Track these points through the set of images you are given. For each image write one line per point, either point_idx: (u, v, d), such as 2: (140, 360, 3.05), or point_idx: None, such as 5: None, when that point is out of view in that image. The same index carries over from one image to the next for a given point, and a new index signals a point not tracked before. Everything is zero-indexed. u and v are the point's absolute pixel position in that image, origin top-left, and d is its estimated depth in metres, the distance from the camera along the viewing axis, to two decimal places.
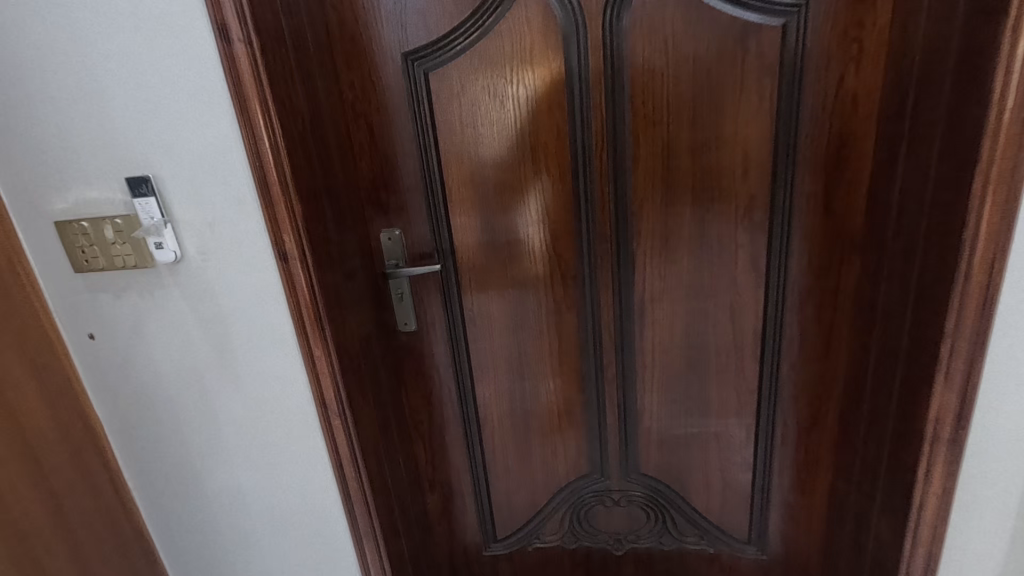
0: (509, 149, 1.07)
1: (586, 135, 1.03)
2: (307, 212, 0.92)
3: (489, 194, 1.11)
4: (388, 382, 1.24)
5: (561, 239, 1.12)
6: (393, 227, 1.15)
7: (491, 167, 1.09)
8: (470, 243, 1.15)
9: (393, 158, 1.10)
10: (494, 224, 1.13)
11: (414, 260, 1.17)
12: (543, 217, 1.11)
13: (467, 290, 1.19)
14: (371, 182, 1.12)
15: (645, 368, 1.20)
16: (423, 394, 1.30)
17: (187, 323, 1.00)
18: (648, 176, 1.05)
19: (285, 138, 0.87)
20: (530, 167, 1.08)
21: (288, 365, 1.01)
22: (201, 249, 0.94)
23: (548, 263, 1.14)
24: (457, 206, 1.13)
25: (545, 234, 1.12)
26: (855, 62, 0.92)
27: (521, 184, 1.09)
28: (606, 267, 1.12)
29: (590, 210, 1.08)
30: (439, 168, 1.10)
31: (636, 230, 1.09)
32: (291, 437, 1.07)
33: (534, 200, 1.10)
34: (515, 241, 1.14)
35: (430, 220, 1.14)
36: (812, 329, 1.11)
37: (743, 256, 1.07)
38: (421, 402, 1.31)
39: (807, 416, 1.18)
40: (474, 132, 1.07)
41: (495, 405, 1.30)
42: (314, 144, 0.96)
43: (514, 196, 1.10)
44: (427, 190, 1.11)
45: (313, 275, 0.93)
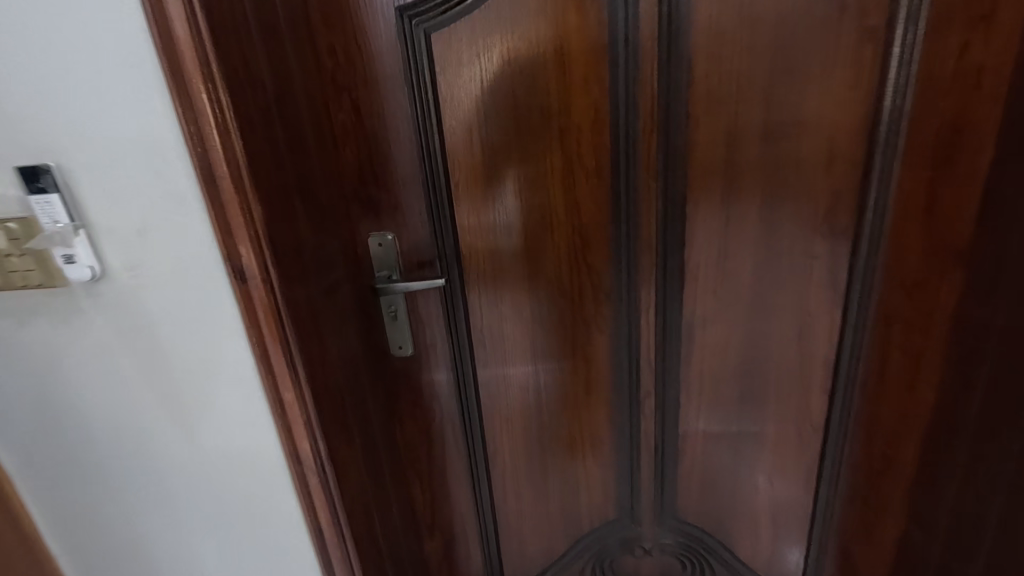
0: (532, 135, 0.86)
1: (631, 117, 0.82)
2: (273, 215, 0.69)
3: (505, 189, 0.89)
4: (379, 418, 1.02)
5: (594, 247, 0.91)
6: (385, 231, 0.92)
7: (509, 156, 0.87)
8: (481, 250, 0.93)
9: (384, 144, 0.87)
10: (510, 227, 0.91)
11: (411, 270, 0.95)
12: (573, 220, 0.90)
13: (477, 307, 0.98)
14: (357, 175, 0.89)
15: (689, 401, 1.01)
16: (421, 429, 1.09)
17: (115, 357, 0.76)
18: (708, 170, 0.84)
19: (238, 116, 0.64)
20: (559, 157, 0.86)
21: (251, 409, 0.79)
22: (128, 263, 0.71)
23: (577, 276, 0.93)
24: (466, 205, 0.91)
25: (574, 241, 0.91)
26: (985, 22, 0.70)
27: (547, 178, 0.88)
28: (648, 282, 0.91)
29: (631, 211, 0.87)
30: (443, 157, 0.87)
31: (687, 235, 0.88)
32: (256, 495, 0.85)
33: (562, 199, 0.89)
34: (537, 248, 0.92)
35: (431, 221, 0.91)
36: (896, 357, 0.91)
37: (819, 270, 0.87)
38: (417, 438, 1.10)
39: (880, 457, 0.99)
40: (489, 112, 0.85)
41: (507, 441, 1.09)
42: (280, 123, 0.73)
43: (536, 191, 0.89)
44: (428, 185, 0.89)
45: (281, 299, 0.71)
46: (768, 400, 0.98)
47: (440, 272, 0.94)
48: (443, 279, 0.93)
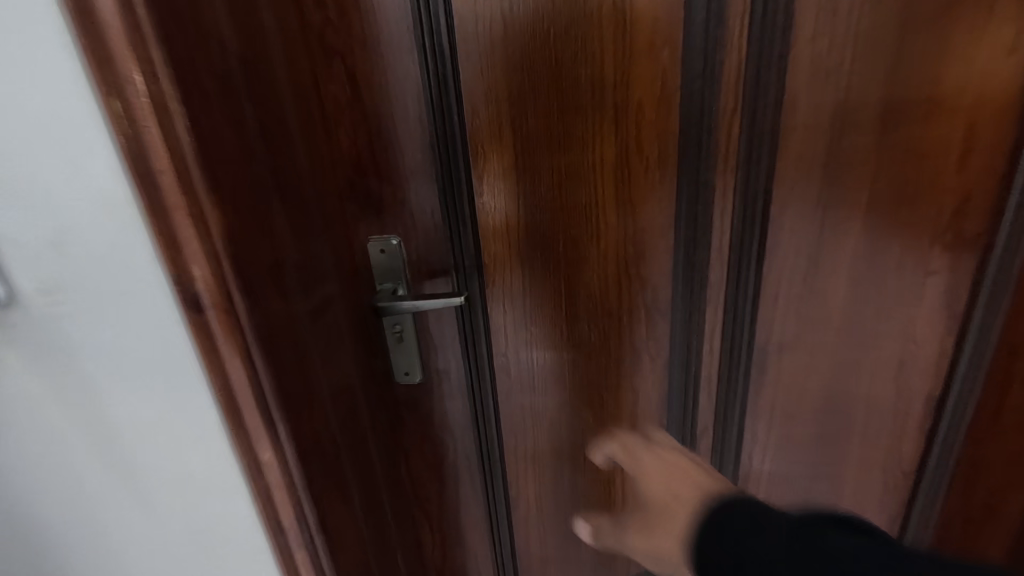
0: (577, 113, 0.67)
1: (712, 92, 0.63)
2: (238, 221, 0.50)
3: (542, 182, 0.71)
4: (382, 457, 0.85)
5: (647, 254, 0.73)
6: (389, 234, 0.74)
7: (545, 141, 0.69)
8: (507, 257, 0.76)
9: (388, 124, 0.68)
10: (544, 229, 0.74)
11: (421, 282, 0.77)
12: (624, 222, 0.72)
13: (501, 325, 0.80)
14: (354, 163, 0.70)
15: (755, 440, 0.84)
16: (431, 465, 0.92)
17: (37, 402, 0.59)
18: (803, 162, 0.66)
19: (180, 81, 0.44)
20: (609, 143, 0.68)
21: (215, 468, 0.61)
22: (43, 285, 0.52)
23: (623, 288, 0.76)
24: (490, 203, 0.73)
25: (624, 248, 0.73)
26: None
27: (592, 169, 0.70)
28: (715, 299, 0.74)
29: (698, 211, 0.70)
30: (463, 141, 0.69)
31: (767, 241, 0.70)
32: (226, 566, 0.68)
33: (611, 195, 0.71)
34: (577, 257, 0.75)
35: (447, 222, 0.73)
36: (1015, 394, 0.74)
37: (934, 288, 0.70)
38: (427, 475, 0.93)
39: (978, 507, 0.82)
40: (523, 84, 0.66)
41: (534, 479, 0.93)
42: (248, 94, 0.53)
43: (581, 186, 0.71)
44: (445, 177, 0.70)
45: (252, 334, 0.53)
46: (852, 439, 0.82)
47: (456, 283, 0.77)
48: (462, 296, 0.75)
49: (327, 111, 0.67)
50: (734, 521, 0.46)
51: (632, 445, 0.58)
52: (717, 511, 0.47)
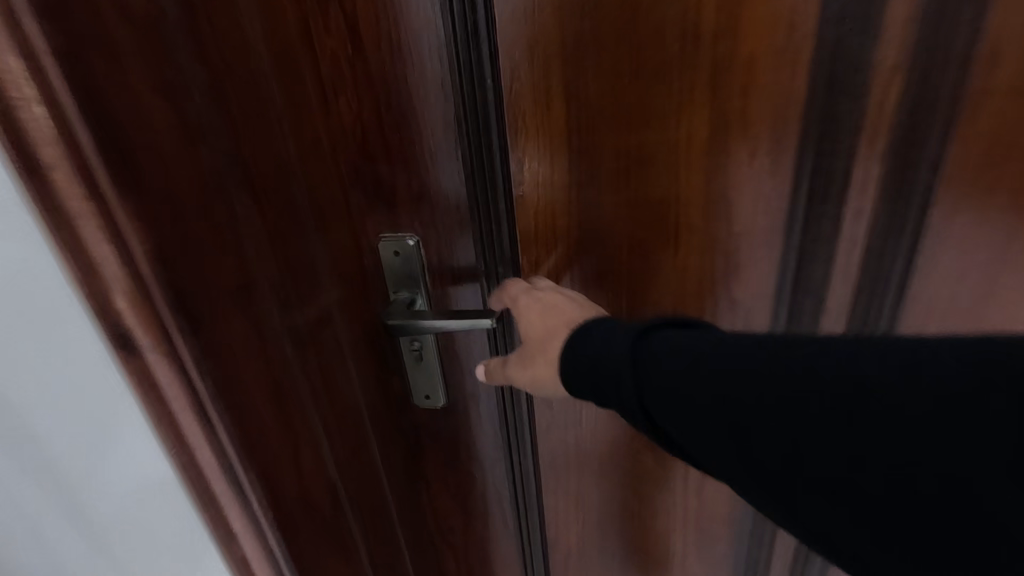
0: (654, 77, 0.49)
1: (859, 43, 0.44)
2: (174, 235, 0.36)
3: (603, 170, 0.54)
4: (400, 497, 0.71)
5: (742, 266, 0.55)
6: (404, 232, 0.58)
7: (608, 115, 0.51)
8: (553, 264, 0.59)
9: (404, 92, 0.52)
10: (602, 231, 0.57)
11: (445, 290, 0.62)
12: (711, 223, 0.54)
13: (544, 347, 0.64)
14: (361, 145, 0.54)
15: None
16: (456, 501, 0.78)
17: None
18: (989, 145, 0.46)
19: (64, 28, 0.29)
20: (698, 119, 0.50)
21: (182, 508, 0.50)
22: None
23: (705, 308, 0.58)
24: (532, 196, 0.56)
25: (709, 257, 0.55)
26: None
27: (672, 153, 0.52)
28: (832, 326, 0.56)
29: (817, 211, 0.51)
30: (498, 116, 0.52)
31: (915, 252, 0.51)
32: None
33: (697, 189, 0.52)
34: (643, 267, 0.57)
35: (478, 221, 0.56)
36: None
37: None
38: (452, 511, 0.79)
39: None
40: (580, 40, 0.49)
41: (574, 503, 0.81)
42: (198, 53, 0.38)
43: (656, 176, 0.53)
44: (475, 163, 0.54)
45: (203, 383, 0.39)
46: None
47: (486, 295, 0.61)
48: (490, 317, 0.57)
49: (325, 77, 0.51)
50: (587, 339, 0.48)
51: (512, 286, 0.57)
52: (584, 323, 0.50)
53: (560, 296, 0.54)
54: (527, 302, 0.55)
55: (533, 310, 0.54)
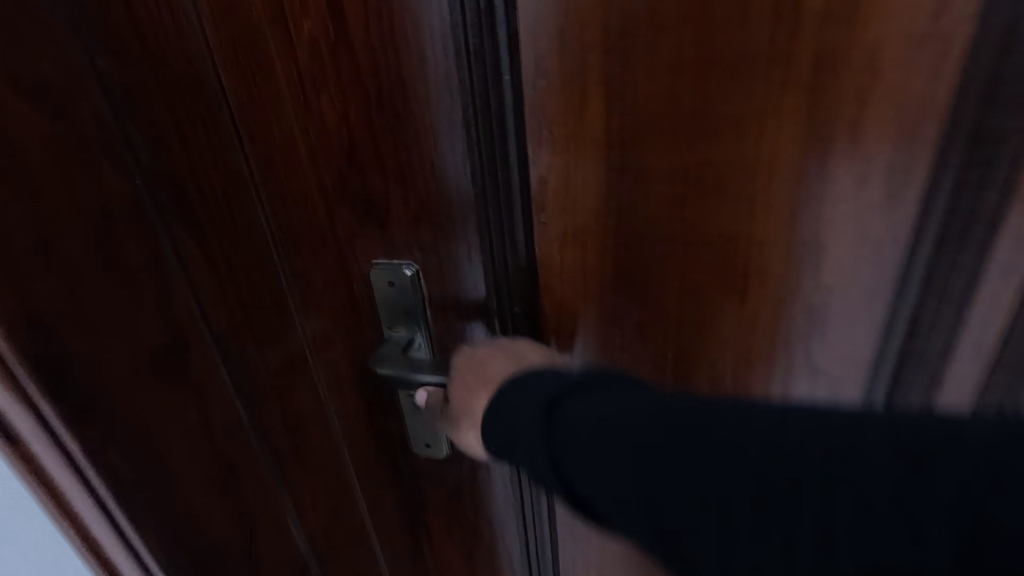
0: (726, 82, 0.36)
1: None
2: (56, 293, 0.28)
3: (654, 188, 0.41)
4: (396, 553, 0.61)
5: (830, 325, 0.42)
6: (402, 260, 0.44)
7: (662, 130, 0.39)
8: (582, 311, 0.46)
9: (400, 84, 0.37)
10: (643, 273, 0.44)
11: (451, 324, 0.46)
12: (792, 264, 0.41)
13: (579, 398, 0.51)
14: (349, 150, 0.40)
15: None
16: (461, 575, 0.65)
17: None
18: None
19: None
20: (788, 136, 0.37)
21: None
22: None
23: (774, 374, 0.45)
24: (562, 232, 0.43)
25: (784, 310, 0.43)
26: None
27: (748, 180, 0.39)
28: (951, 413, 0.43)
29: (944, 256, 0.37)
30: (517, 126, 0.39)
31: None
32: None
33: (777, 227, 0.40)
34: (697, 317, 0.45)
35: (493, 257, 0.43)
36: None
37: None
38: None
39: None
40: (626, 32, 0.36)
41: None
42: (103, 60, 0.31)
43: (725, 199, 0.40)
44: (493, 183, 0.40)
45: (101, 484, 0.31)
46: None
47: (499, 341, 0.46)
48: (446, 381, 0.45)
49: (303, 60, 0.37)
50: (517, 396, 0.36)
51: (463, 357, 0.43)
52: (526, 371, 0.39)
53: (509, 359, 0.41)
54: (466, 366, 0.42)
55: (472, 381, 0.41)
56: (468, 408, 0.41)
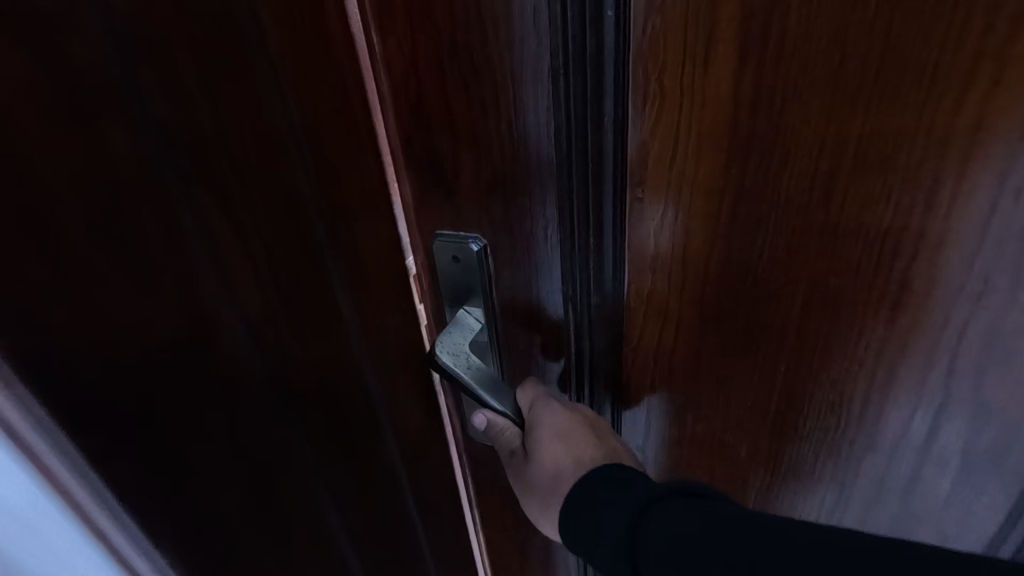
0: (915, 18, 0.25)
1: None
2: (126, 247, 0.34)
3: (788, 162, 0.30)
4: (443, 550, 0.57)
5: (998, 375, 0.32)
6: (467, 231, 0.39)
7: (813, 87, 0.28)
8: (672, 310, 0.39)
9: (475, 23, 0.31)
10: (756, 272, 0.35)
11: (515, 308, 0.42)
12: (969, 270, 0.30)
13: (656, 396, 0.43)
14: (426, 110, 0.35)
15: None
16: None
17: None
18: None
19: None
20: (1002, 96, 0.25)
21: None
22: None
23: (912, 426, 0.36)
24: (661, 218, 0.35)
25: (939, 334, 0.32)
26: None
27: (926, 158, 0.27)
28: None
29: None
30: (620, 90, 0.32)
31: None
32: None
33: (969, 221, 0.28)
34: (820, 334, 0.35)
35: (574, 247, 0.37)
36: None
37: None
38: None
39: None
40: None
41: None
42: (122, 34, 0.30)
43: (890, 180, 0.29)
44: (588, 161, 0.34)
45: None
46: None
47: (563, 351, 0.43)
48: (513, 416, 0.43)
49: (376, 11, 0.33)
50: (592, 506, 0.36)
51: (539, 410, 0.42)
52: (594, 470, 0.38)
53: (601, 447, 0.40)
54: (556, 438, 0.40)
55: (564, 459, 0.40)
56: (551, 479, 0.40)
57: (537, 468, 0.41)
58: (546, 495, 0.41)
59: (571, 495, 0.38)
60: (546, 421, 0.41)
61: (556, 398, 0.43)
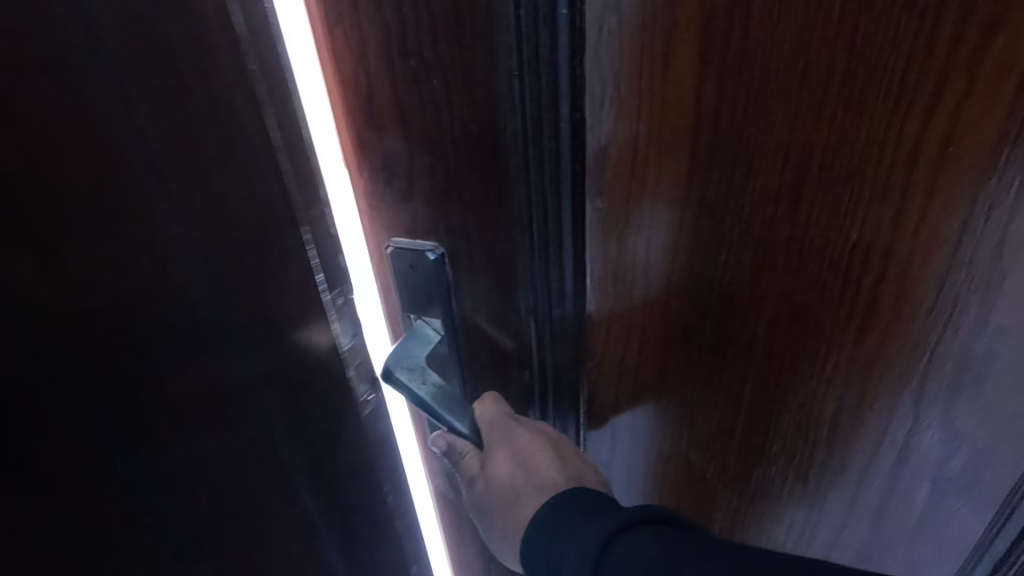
0: (877, 25, 0.23)
1: None
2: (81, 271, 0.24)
3: (750, 174, 0.29)
4: None
5: (968, 404, 0.30)
6: (421, 240, 0.37)
7: (776, 96, 0.26)
8: (636, 327, 0.37)
9: (423, 22, 0.29)
10: (723, 288, 0.33)
11: (473, 322, 0.40)
12: (933, 295, 0.28)
13: (619, 416, 0.41)
14: (374, 112, 0.33)
15: None
16: None
17: None
18: None
19: None
20: (969, 110, 0.23)
21: None
22: None
23: (879, 455, 0.35)
24: (624, 229, 0.33)
25: (912, 356, 0.30)
26: None
27: (894, 173, 0.26)
28: None
29: None
30: (575, 92, 0.29)
31: None
32: None
33: (938, 241, 0.27)
34: (788, 354, 0.34)
35: (530, 257, 0.34)
36: None
37: None
38: None
39: None
40: None
41: None
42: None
43: (853, 198, 0.27)
44: (541, 167, 0.31)
45: None
46: None
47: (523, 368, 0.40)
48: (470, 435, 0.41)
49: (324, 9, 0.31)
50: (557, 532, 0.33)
51: (496, 432, 0.40)
52: (555, 500, 0.35)
53: (562, 472, 0.38)
54: (516, 462, 0.38)
55: (525, 484, 0.38)
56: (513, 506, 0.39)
57: (492, 492, 0.40)
58: (503, 519, 0.40)
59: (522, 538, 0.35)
60: (497, 456, 0.39)
61: (515, 418, 0.40)
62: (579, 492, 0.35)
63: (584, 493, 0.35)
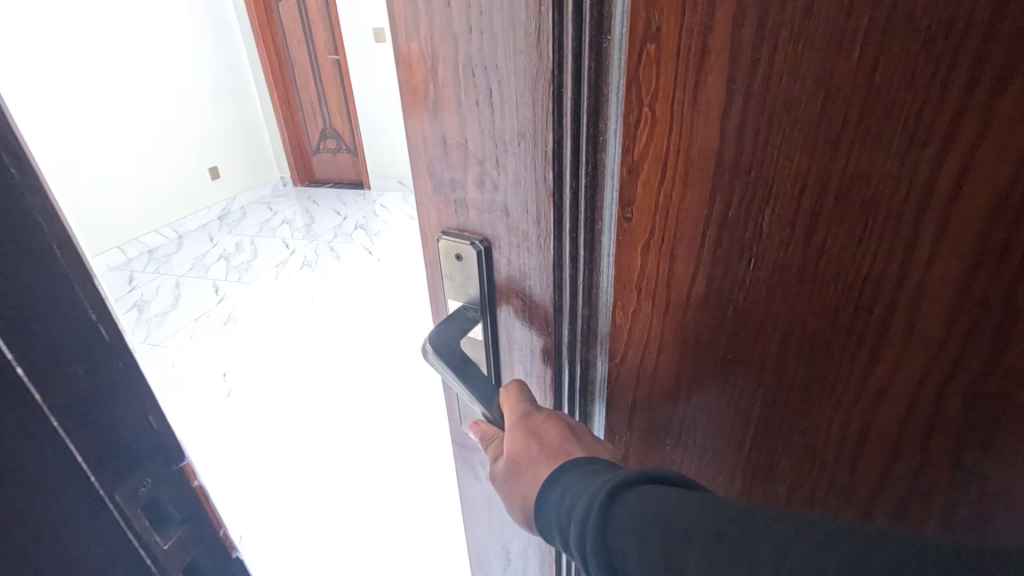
0: (898, 64, 0.25)
1: None
2: None
3: (769, 194, 0.31)
4: None
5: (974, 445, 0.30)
6: (467, 233, 0.42)
7: (798, 125, 0.28)
8: (653, 332, 0.39)
9: (478, 49, 0.34)
10: (737, 302, 0.35)
11: (507, 310, 0.44)
12: (942, 330, 0.29)
13: (633, 413, 0.44)
14: (438, 122, 0.39)
15: None
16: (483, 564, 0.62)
17: None
18: None
19: None
20: (981, 153, 0.25)
21: None
22: None
23: (882, 488, 0.35)
24: (647, 238, 0.36)
25: (921, 390, 0.31)
26: None
27: (908, 206, 0.27)
28: None
29: None
30: (615, 112, 0.33)
31: None
32: None
33: (949, 276, 0.27)
34: (798, 373, 0.35)
35: (565, 261, 0.39)
36: None
37: None
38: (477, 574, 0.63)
39: None
40: None
41: None
42: None
43: (866, 226, 0.28)
44: (582, 177, 0.35)
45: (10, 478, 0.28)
46: None
47: (550, 362, 0.44)
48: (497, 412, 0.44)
49: (407, 36, 0.37)
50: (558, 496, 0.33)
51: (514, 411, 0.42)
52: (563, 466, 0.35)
53: (576, 441, 0.39)
54: (532, 436, 0.39)
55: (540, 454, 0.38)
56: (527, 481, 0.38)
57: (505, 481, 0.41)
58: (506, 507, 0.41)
59: (552, 540, 0.34)
60: (508, 445, 0.40)
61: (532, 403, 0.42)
62: (552, 480, 0.35)
63: (554, 478, 0.34)
